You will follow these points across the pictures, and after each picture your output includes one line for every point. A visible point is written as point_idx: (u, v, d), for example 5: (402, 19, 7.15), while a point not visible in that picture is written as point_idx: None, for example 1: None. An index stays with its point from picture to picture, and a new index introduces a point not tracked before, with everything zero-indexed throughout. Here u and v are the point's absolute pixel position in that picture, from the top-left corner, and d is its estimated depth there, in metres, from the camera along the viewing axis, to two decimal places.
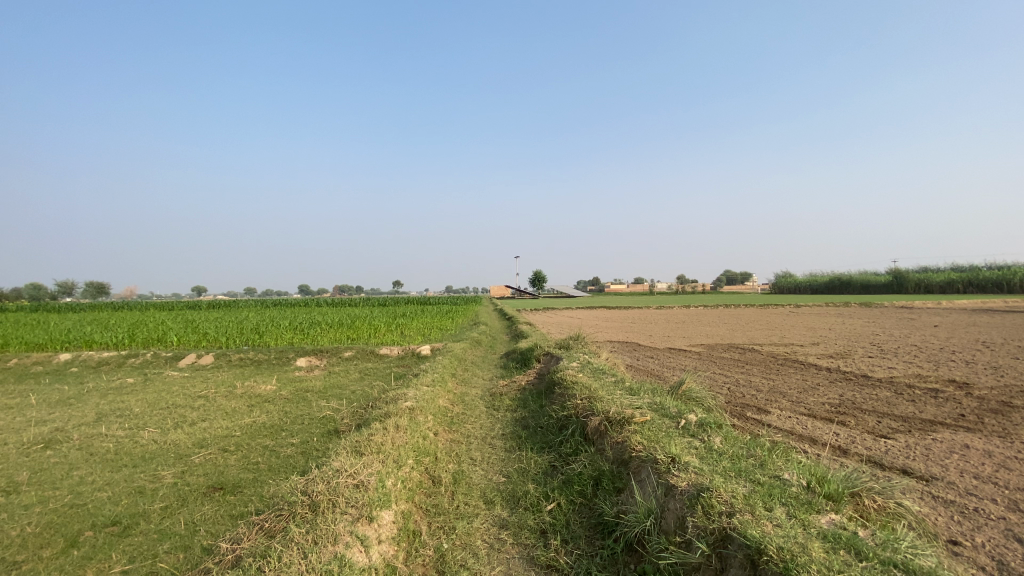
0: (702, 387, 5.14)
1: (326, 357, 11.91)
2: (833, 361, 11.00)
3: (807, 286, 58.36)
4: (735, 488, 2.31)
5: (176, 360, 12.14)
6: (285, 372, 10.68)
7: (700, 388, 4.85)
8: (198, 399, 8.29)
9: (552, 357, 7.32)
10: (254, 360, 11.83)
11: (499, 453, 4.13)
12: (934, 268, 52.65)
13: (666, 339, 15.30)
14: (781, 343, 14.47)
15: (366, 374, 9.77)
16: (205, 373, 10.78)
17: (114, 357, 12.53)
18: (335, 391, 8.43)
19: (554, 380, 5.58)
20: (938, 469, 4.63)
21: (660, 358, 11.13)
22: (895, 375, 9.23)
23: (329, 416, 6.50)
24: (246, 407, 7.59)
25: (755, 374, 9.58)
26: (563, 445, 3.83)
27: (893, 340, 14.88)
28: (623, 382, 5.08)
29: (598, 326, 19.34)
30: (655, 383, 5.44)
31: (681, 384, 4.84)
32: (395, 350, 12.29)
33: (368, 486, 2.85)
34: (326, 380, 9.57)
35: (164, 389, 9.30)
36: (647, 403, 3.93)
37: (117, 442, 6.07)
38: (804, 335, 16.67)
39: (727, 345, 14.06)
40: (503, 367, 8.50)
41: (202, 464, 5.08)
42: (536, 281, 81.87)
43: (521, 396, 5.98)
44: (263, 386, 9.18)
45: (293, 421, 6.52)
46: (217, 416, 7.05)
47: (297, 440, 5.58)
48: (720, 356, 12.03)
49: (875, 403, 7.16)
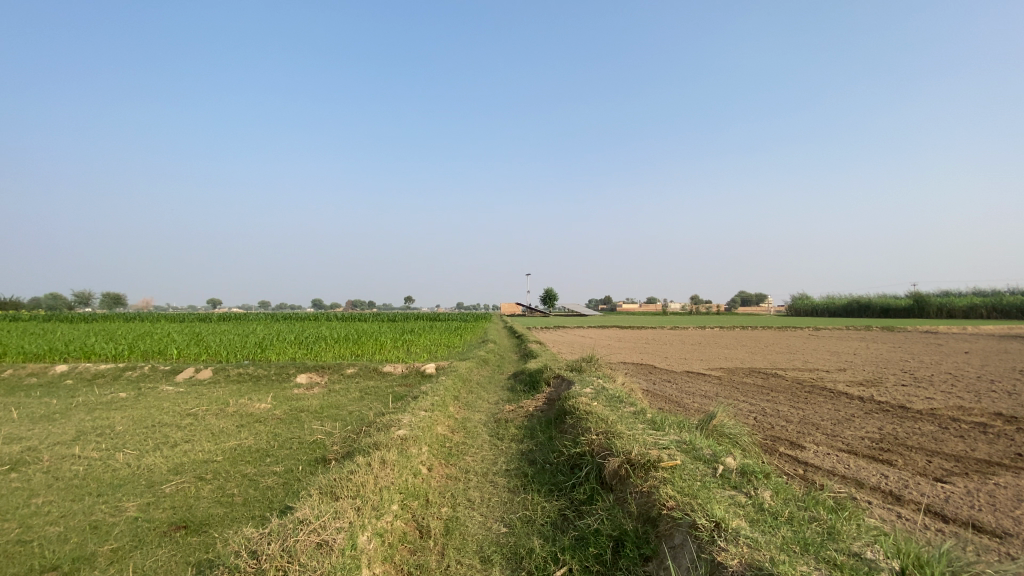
0: (733, 422, 4.56)
1: (327, 375, 11.42)
2: (864, 389, 10.28)
3: (825, 309, 57.22)
4: (809, 573, 1.74)
5: (173, 374, 11.72)
6: (283, 389, 10.20)
7: (732, 423, 4.26)
8: (187, 416, 7.81)
9: (563, 380, 6.75)
10: (252, 375, 11.36)
11: (501, 495, 3.56)
12: (956, 293, 51.30)
13: (684, 362, 14.62)
14: (806, 368, 13.71)
15: (367, 394, 9.25)
16: (200, 389, 10.31)
17: (110, 369, 12.14)
18: (331, 412, 7.88)
19: (565, 408, 5.00)
20: (1011, 523, 3.97)
21: (679, 383, 10.48)
22: (935, 407, 8.51)
23: (320, 441, 5.97)
24: (234, 427, 7.08)
25: (782, 402, 8.90)
26: (576, 491, 3.26)
27: (922, 367, 14.10)
28: (643, 412, 4.50)
29: (612, 347, 18.68)
30: (679, 415, 4.85)
31: (712, 418, 4.25)
32: (400, 368, 11.76)
33: (333, 547, 2.31)
34: (324, 400, 9.05)
35: (154, 406, 8.83)
36: (675, 441, 3.36)
37: (88, 466, 5.58)
38: (829, 360, 15.89)
39: (748, 369, 13.34)
40: (511, 390, 7.92)
41: (171, 495, 4.56)
42: (549, 299, 81.32)
43: (528, 425, 5.40)
44: (257, 404, 8.69)
45: (281, 445, 6.00)
46: (201, 437, 6.55)
47: (279, 469, 5.04)
48: (741, 381, 11.35)
49: (920, 441, 6.46)
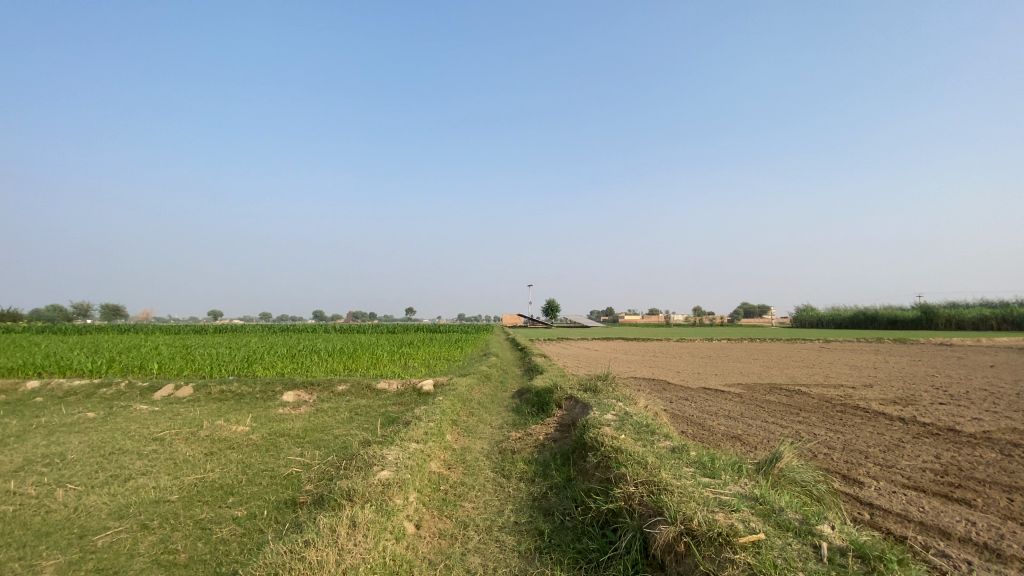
0: (796, 460, 3.74)
1: (316, 393, 10.55)
2: (901, 408, 9.42)
3: (831, 320, 56.45)
4: None
5: (151, 391, 10.83)
6: (266, 409, 9.32)
7: (799, 465, 3.44)
8: (152, 442, 6.93)
9: (577, 402, 5.90)
10: (236, 393, 10.49)
11: (509, 562, 2.71)
12: (965, 304, 50.53)
13: (698, 377, 13.79)
14: (829, 384, 12.81)
15: (357, 415, 8.38)
16: (176, 409, 9.43)
17: (83, 386, 11.25)
18: (314, 437, 7.02)
19: (583, 441, 4.16)
20: None
21: (698, 402, 9.60)
22: (989, 430, 7.64)
23: (295, 475, 5.09)
24: (202, 456, 6.20)
25: (816, 424, 8.03)
26: (613, 567, 2.42)
27: (952, 383, 13.20)
28: (683, 449, 3.67)
29: (620, 360, 17.76)
30: (724, 453, 4.01)
31: (774, 457, 3.43)
32: (395, 385, 10.88)
33: None
34: (310, 422, 8.17)
35: (120, 429, 7.95)
36: (745, 498, 2.53)
37: (18, 507, 4.72)
38: (851, 374, 15.01)
39: (768, 386, 12.43)
40: (516, 413, 7.04)
41: (102, 552, 3.70)
42: (551, 311, 80.60)
43: (540, 459, 4.54)
44: (235, 426, 7.82)
45: (251, 479, 5.16)
46: (161, 469, 5.68)
47: (240, 514, 4.18)
48: (764, 399, 10.45)
49: (993, 473, 5.59)
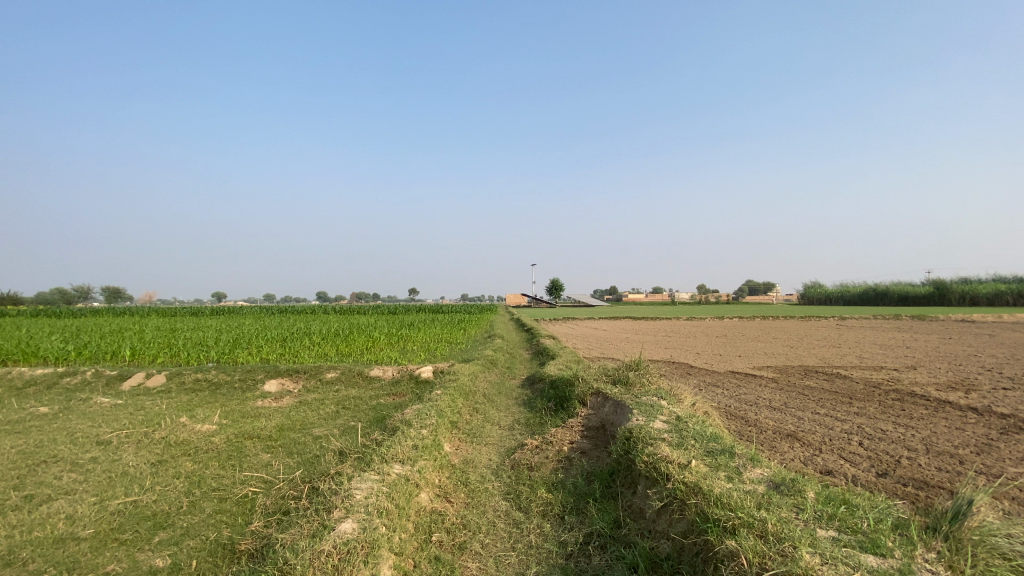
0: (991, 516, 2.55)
1: (302, 381, 9.43)
2: (963, 396, 8.30)
3: (840, 298, 55.30)
4: None
5: (118, 381, 9.72)
6: (243, 401, 8.23)
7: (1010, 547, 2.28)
8: (96, 448, 5.82)
9: (607, 400, 4.75)
10: (212, 382, 9.39)
11: None
12: (977, 280, 49.29)
13: (721, 359, 12.69)
14: (869, 366, 11.64)
15: (344, 410, 7.27)
16: (142, 402, 8.33)
17: (46, 375, 10.16)
18: (289, 439, 5.91)
19: (634, 468, 3.01)
20: None
21: (734, 390, 8.45)
22: None
23: (250, 500, 3.97)
24: (149, 466, 5.08)
25: (879, 416, 6.88)
26: None
27: (1003, 365, 11.96)
28: (797, 488, 2.53)
29: (634, 341, 16.66)
30: (841, 494, 2.87)
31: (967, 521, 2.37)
32: (390, 372, 9.76)
33: None
34: (288, 418, 7.05)
35: (69, 428, 6.84)
36: None
37: None
38: (886, 355, 13.88)
39: (802, 369, 11.26)
40: (529, 409, 5.90)
41: None
42: (555, 290, 79.55)
43: (569, 484, 3.40)
44: (200, 424, 6.73)
45: (197, 504, 4.03)
46: (90, 487, 4.56)
47: (160, 566, 3.05)
48: (804, 385, 9.30)
49: None
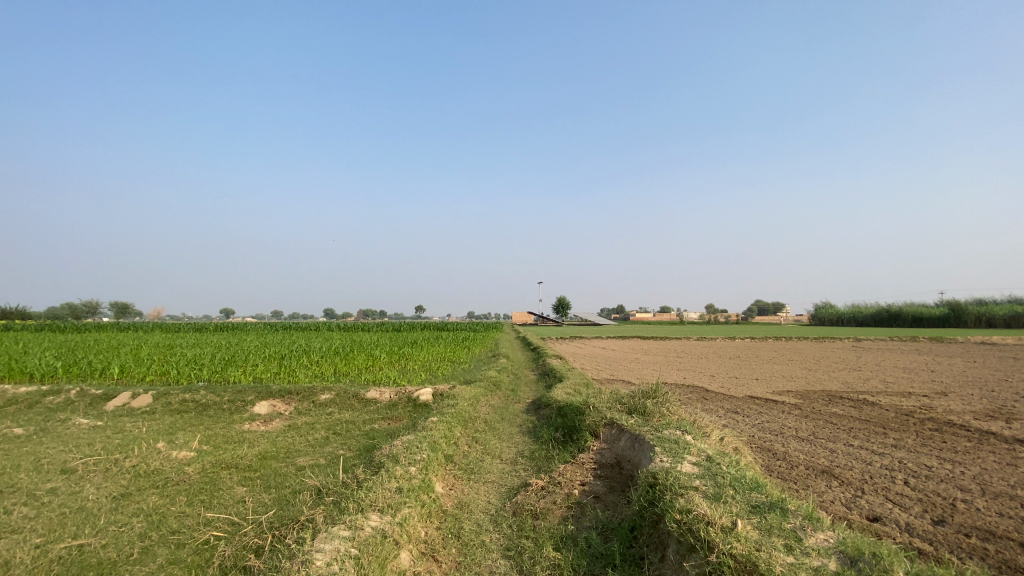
0: None
1: (295, 403, 8.90)
2: (1006, 426, 7.61)
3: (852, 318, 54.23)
4: None
5: (102, 401, 9.21)
6: (228, 425, 7.70)
7: None
8: (59, 477, 5.29)
9: (622, 433, 4.18)
10: (200, 403, 8.88)
11: None
12: (993, 301, 48.13)
13: (737, 383, 12.05)
14: (895, 392, 10.97)
15: (334, 436, 6.72)
16: (123, 424, 7.81)
17: (28, 393, 9.68)
18: (270, 469, 5.36)
19: (664, 527, 2.47)
20: None
21: (756, 418, 7.82)
22: None
23: (210, 548, 3.42)
24: (109, 501, 4.54)
25: (920, 450, 6.25)
26: None
27: None
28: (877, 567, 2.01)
29: (644, 362, 16.02)
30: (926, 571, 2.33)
31: None
32: (387, 395, 9.20)
33: None
34: (273, 444, 6.50)
35: (38, 453, 6.31)
36: None
37: None
38: (911, 380, 13.15)
39: (824, 394, 10.59)
40: (534, 440, 5.32)
41: None
42: (561, 309, 78.84)
43: (581, 539, 2.84)
44: (178, 451, 6.19)
45: (150, 552, 3.48)
46: (38, 526, 4.02)
47: None
48: (830, 412, 8.65)
49: None
